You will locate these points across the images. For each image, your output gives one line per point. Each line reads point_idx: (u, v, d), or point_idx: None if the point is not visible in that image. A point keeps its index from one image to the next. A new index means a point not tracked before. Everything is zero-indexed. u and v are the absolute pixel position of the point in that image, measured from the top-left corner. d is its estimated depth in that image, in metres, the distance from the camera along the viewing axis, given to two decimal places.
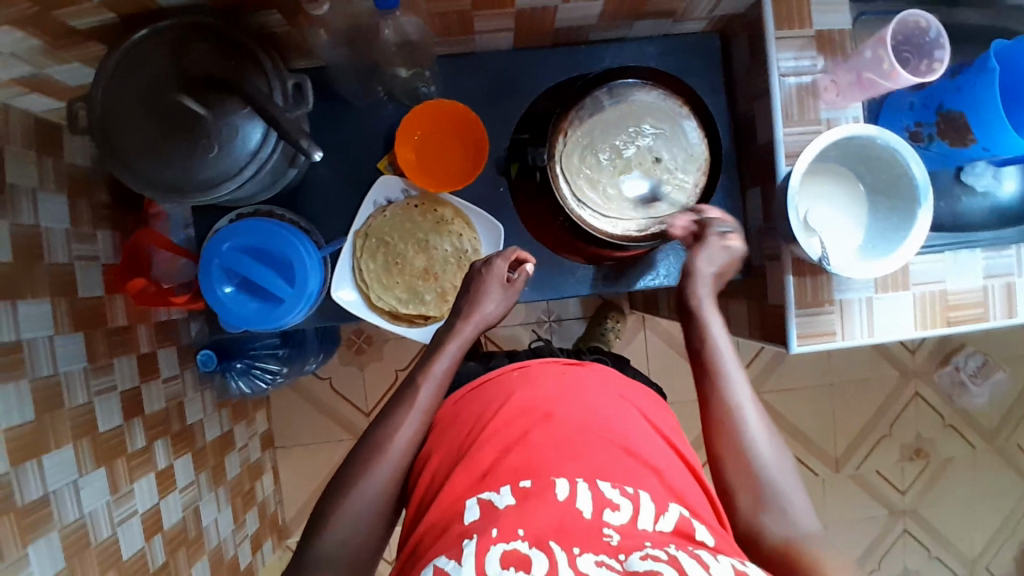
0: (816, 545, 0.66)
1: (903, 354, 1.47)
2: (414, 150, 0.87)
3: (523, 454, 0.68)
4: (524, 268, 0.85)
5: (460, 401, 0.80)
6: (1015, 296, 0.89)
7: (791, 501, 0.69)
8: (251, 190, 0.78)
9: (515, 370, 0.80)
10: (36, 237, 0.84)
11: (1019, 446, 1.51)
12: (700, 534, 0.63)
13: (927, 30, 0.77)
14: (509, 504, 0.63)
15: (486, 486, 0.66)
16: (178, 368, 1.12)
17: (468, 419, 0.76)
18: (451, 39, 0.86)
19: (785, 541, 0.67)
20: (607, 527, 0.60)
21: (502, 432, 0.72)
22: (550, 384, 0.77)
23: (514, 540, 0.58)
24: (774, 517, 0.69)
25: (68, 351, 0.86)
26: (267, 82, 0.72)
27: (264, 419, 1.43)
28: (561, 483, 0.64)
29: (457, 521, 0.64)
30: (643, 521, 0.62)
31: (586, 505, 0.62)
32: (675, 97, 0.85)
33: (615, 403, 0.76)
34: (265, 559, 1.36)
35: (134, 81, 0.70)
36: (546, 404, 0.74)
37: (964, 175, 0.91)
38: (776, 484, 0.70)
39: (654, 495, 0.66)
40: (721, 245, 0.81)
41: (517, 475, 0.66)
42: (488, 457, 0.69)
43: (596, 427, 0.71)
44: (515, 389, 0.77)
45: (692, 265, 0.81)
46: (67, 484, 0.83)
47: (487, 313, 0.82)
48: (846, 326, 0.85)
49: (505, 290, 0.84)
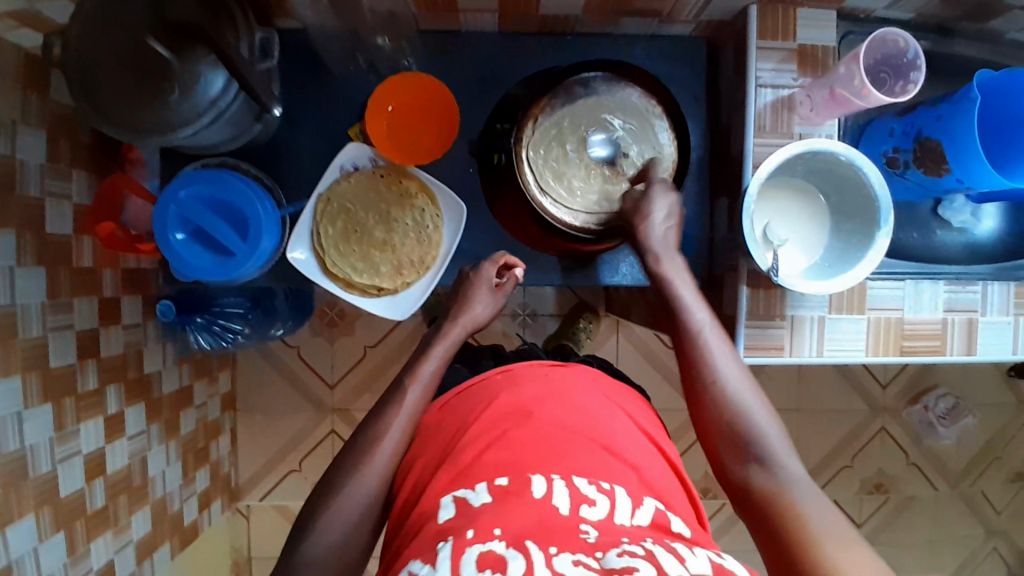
0: (801, 489, 0.64)
1: (875, 389, 1.45)
2: (386, 121, 0.87)
3: (502, 451, 0.67)
4: (512, 272, 0.89)
5: (444, 406, 0.79)
6: (975, 333, 0.87)
7: (772, 450, 0.67)
8: (213, 138, 0.80)
9: (498, 373, 0.80)
10: (11, 168, 0.83)
11: (980, 493, 1.49)
12: (675, 526, 0.63)
13: (906, 50, 0.75)
14: (484, 503, 0.61)
15: (463, 484, 0.65)
16: (142, 317, 1.12)
17: (450, 421, 0.75)
18: (435, 16, 0.86)
19: (768, 488, 0.65)
20: (585, 523, 0.59)
21: (481, 432, 0.70)
22: (532, 386, 0.76)
23: (490, 540, 0.56)
24: (757, 466, 0.67)
25: (28, 283, 0.86)
26: (236, 35, 0.73)
27: (227, 380, 1.44)
28: (538, 480, 0.63)
29: (433, 520, 0.62)
30: (621, 516, 0.61)
31: (563, 501, 0.61)
32: (650, 97, 0.86)
33: (596, 402, 0.75)
34: (212, 518, 1.37)
35: (108, 19, 0.70)
36: (527, 403, 0.73)
37: (942, 209, 0.90)
38: (757, 432, 0.69)
39: (630, 490, 0.65)
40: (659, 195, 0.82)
41: (496, 473, 0.65)
42: (468, 456, 0.67)
43: (578, 426, 0.70)
44: (498, 391, 0.75)
45: (645, 235, 0.80)
46: (11, 415, 0.83)
47: (476, 315, 0.85)
48: (795, 343, 0.85)
49: (494, 295, 0.87)
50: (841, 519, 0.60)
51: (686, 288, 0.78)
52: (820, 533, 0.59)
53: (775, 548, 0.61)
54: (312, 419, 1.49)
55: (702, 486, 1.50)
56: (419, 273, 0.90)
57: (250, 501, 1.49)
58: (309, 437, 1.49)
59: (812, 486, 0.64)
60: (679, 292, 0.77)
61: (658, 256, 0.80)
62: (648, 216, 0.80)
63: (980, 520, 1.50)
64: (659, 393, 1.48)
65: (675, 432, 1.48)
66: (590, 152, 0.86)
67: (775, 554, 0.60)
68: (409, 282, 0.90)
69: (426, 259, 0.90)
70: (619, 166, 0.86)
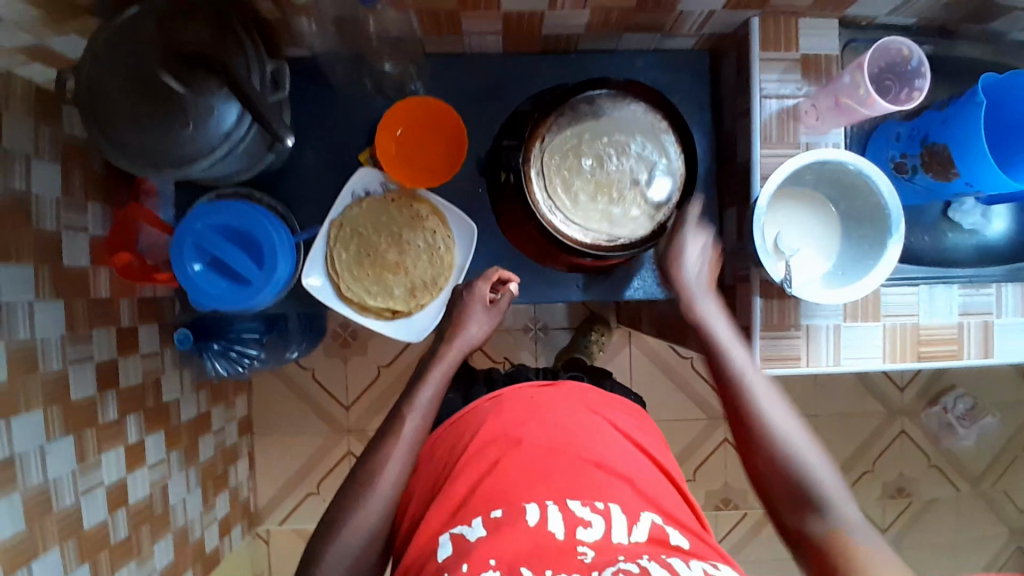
0: (863, 540, 0.66)
1: (892, 391, 1.45)
2: (395, 144, 0.88)
3: (493, 480, 0.67)
4: (507, 288, 0.87)
5: (439, 437, 0.79)
6: (991, 335, 0.87)
7: (829, 496, 0.69)
8: (227, 169, 0.81)
9: (487, 401, 0.79)
10: (26, 203, 0.84)
11: (1003, 493, 1.48)
12: (674, 539, 0.64)
13: (908, 58, 0.76)
14: (480, 537, 0.62)
15: (459, 520, 0.65)
16: (158, 345, 1.13)
17: (444, 454, 0.76)
18: (441, 39, 0.87)
19: (827, 535, 0.67)
20: (581, 545, 0.61)
21: (472, 464, 0.70)
22: (515, 412, 0.75)
23: (485, 572, 0.58)
24: (815, 515, 0.68)
25: (47, 317, 0.87)
26: (246, 63, 0.74)
27: (243, 404, 1.45)
28: (531, 508, 0.64)
29: (432, 559, 0.64)
30: (617, 535, 0.62)
31: (558, 526, 0.62)
32: (656, 112, 0.87)
33: (584, 419, 0.75)
34: (233, 543, 1.37)
35: (121, 53, 0.72)
36: (512, 430, 0.72)
37: (953, 211, 0.89)
38: (807, 473, 0.70)
39: (625, 505, 0.65)
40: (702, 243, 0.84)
41: (489, 505, 0.65)
42: (461, 490, 0.68)
43: (563, 447, 0.70)
44: (484, 420, 0.75)
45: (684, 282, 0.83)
46: (33, 449, 0.84)
47: (470, 335, 0.83)
48: (811, 352, 0.85)
49: (489, 311, 0.86)
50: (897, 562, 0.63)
51: (724, 329, 0.80)
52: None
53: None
54: (328, 440, 1.49)
55: (721, 496, 1.49)
56: (432, 294, 0.91)
57: (269, 525, 1.49)
58: (327, 457, 1.49)
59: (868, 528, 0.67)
60: (717, 334, 0.79)
61: (695, 301, 0.82)
62: (678, 254, 0.84)
63: (1004, 520, 1.48)
64: (675, 403, 1.47)
65: (691, 442, 1.48)
66: (649, 187, 0.87)
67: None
68: (422, 304, 0.90)
69: (439, 280, 0.91)
70: (664, 207, 0.87)
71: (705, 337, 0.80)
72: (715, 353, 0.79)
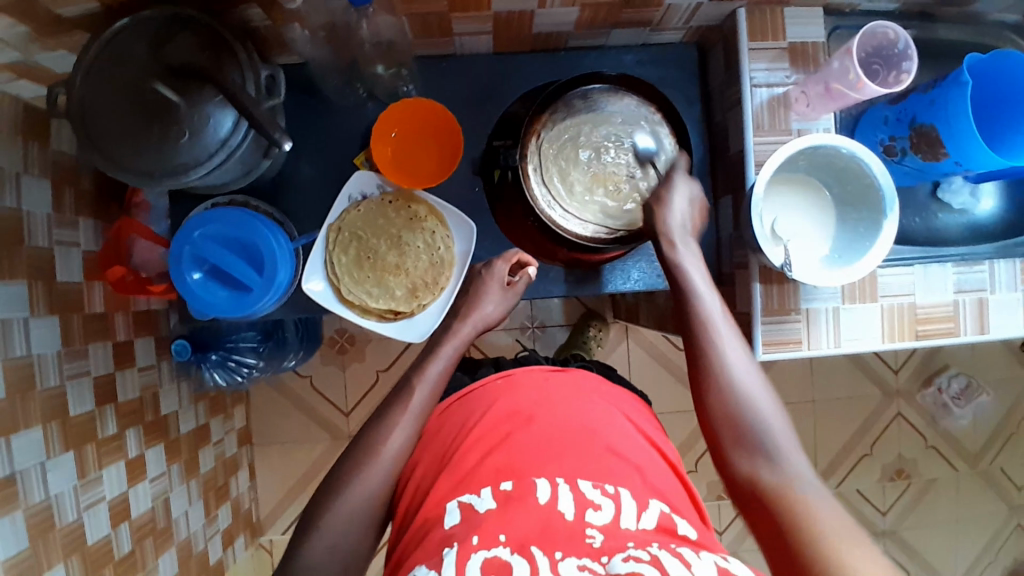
0: (812, 493, 0.65)
1: (887, 374, 1.46)
2: (390, 146, 0.88)
3: (504, 455, 0.68)
4: (526, 272, 0.89)
5: (444, 412, 0.79)
6: (986, 312, 0.88)
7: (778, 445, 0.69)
8: (222, 178, 0.81)
9: (498, 378, 0.79)
10: (17, 220, 0.83)
11: (1000, 470, 1.50)
12: (681, 529, 0.64)
13: (895, 41, 0.77)
14: (489, 509, 0.63)
15: (467, 489, 0.66)
16: (155, 358, 1.12)
17: (447, 431, 0.76)
18: (431, 40, 0.87)
19: (775, 484, 0.66)
20: (590, 528, 0.61)
21: (481, 438, 0.71)
22: (525, 393, 0.76)
23: (495, 547, 0.58)
24: (767, 463, 0.68)
25: (42, 334, 0.86)
26: (240, 73, 0.74)
27: (242, 415, 1.43)
28: (542, 484, 0.65)
29: (439, 526, 0.63)
30: (626, 520, 0.62)
31: (568, 506, 0.63)
32: (649, 106, 0.88)
33: (593, 404, 0.75)
34: (237, 555, 1.36)
35: (113, 66, 0.71)
36: (527, 408, 0.74)
37: (941, 191, 0.91)
38: (762, 424, 0.70)
39: (635, 493, 0.66)
40: (688, 189, 0.84)
41: (499, 477, 0.66)
42: (471, 461, 0.69)
43: (577, 432, 0.71)
44: (495, 399, 0.75)
45: (661, 226, 0.81)
46: (34, 465, 0.82)
47: (486, 314, 0.86)
48: (812, 335, 0.86)
49: (505, 293, 0.87)
50: (846, 521, 0.62)
51: (698, 274, 0.79)
52: (827, 542, 0.59)
53: (783, 552, 0.61)
54: (329, 447, 1.48)
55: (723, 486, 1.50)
56: (433, 294, 0.91)
57: (272, 535, 1.48)
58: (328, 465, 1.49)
59: (818, 486, 0.65)
60: (692, 278, 0.78)
61: (671, 242, 0.80)
62: (665, 202, 0.82)
63: (1002, 496, 1.50)
64: (675, 396, 1.48)
65: (692, 433, 1.48)
66: (634, 140, 0.87)
67: (779, 558, 0.61)
68: (424, 304, 0.90)
69: (439, 280, 0.91)
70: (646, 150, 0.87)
71: (678, 280, 0.79)
72: (683, 297, 0.78)
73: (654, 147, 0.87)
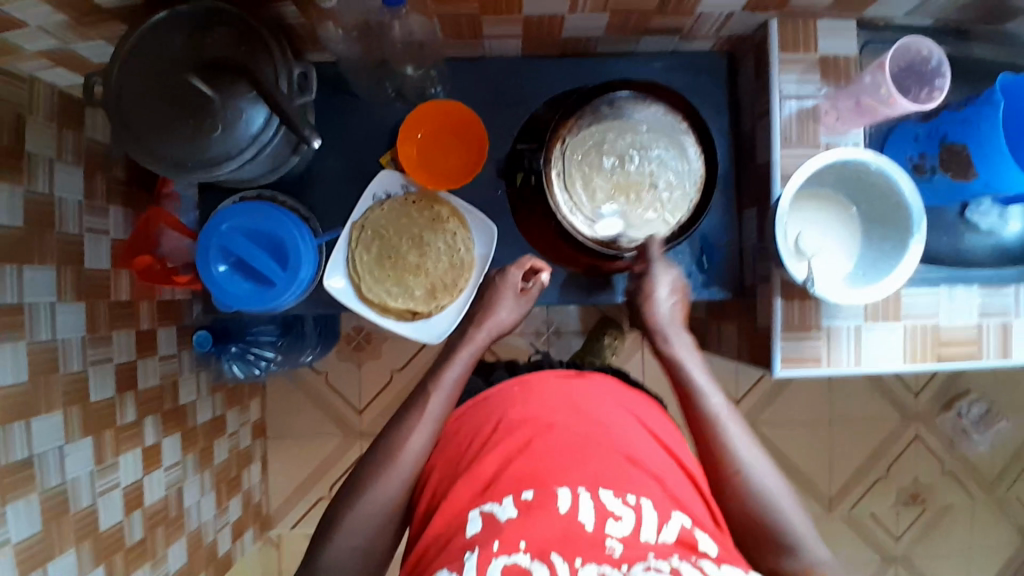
0: None
1: (906, 396, 1.44)
2: (416, 147, 0.89)
3: (525, 464, 0.68)
4: (537, 277, 0.88)
5: (461, 416, 0.79)
6: (1010, 339, 0.87)
7: (798, 537, 0.69)
8: (251, 172, 0.83)
9: (514, 383, 0.79)
10: (49, 206, 0.85)
11: (1019, 499, 1.47)
12: (703, 543, 0.63)
13: (928, 58, 0.77)
14: (511, 517, 0.63)
15: (490, 499, 0.66)
16: (176, 348, 1.13)
17: (466, 436, 0.76)
18: (461, 43, 0.88)
19: None
20: (610, 539, 0.60)
21: (502, 444, 0.71)
22: (544, 399, 0.75)
23: (515, 553, 0.58)
24: (789, 557, 0.68)
25: (68, 319, 0.87)
26: (274, 70, 0.75)
27: (257, 407, 1.45)
28: (563, 494, 0.64)
29: (461, 533, 0.64)
30: (647, 532, 0.62)
31: (588, 516, 0.62)
32: (676, 114, 0.88)
33: (612, 413, 0.75)
34: (245, 547, 1.37)
35: (151, 59, 0.73)
36: (547, 416, 0.73)
37: (970, 213, 0.89)
38: (780, 516, 0.70)
39: (656, 504, 0.65)
40: (671, 276, 0.87)
41: (520, 486, 0.66)
42: (491, 469, 0.69)
43: (597, 441, 0.70)
44: (513, 405, 0.75)
45: (654, 318, 0.86)
46: (52, 450, 0.84)
47: (501, 319, 0.85)
48: (832, 355, 0.85)
49: (518, 299, 0.87)
50: None
51: (697, 366, 0.81)
52: None
53: None
54: (340, 444, 1.49)
55: None
56: (452, 295, 0.91)
57: (281, 529, 1.49)
58: (340, 461, 1.49)
59: None
60: (692, 374, 0.80)
61: (667, 335, 0.84)
62: (650, 295, 0.87)
63: (1019, 526, 1.48)
64: None
65: None
66: (655, 150, 0.87)
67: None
68: (443, 306, 0.91)
69: (459, 282, 0.92)
70: (665, 161, 0.87)
71: (681, 378, 0.81)
72: (688, 395, 0.79)
73: (616, 234, 0.87)
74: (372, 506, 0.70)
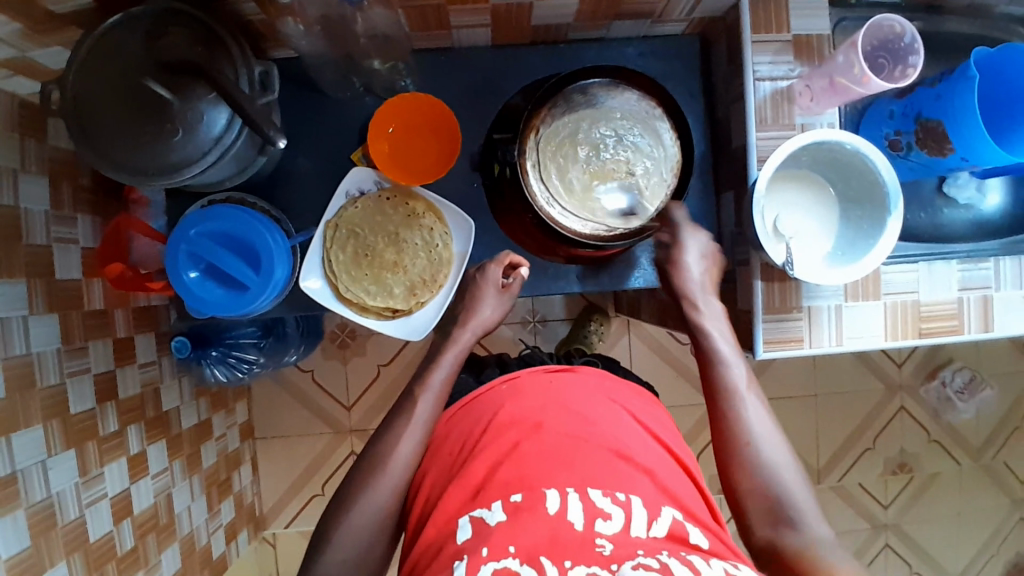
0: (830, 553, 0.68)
1: (891, 368, 1.46)
2: (388, 142, 0.87)
3: (515, 466, 0.67)
4: (517, 273, 0.88)
5: (451, 417, 0.78)
6: (990, 309, 0.87)
7: (799, 511, 0.71)
8: (218, 176, 0.81)
9: (504, 382, 0.78)
10: (15, 217, 0.82)
11: (1003, 464, 1.50)
12: (693, 536, 0.64)
13: (902, 35, 0.76)
14: (499, 521, 0.62)
15: (479, 503, 0.65)
16: (155, 354, 1.12)
17: (455, 438, 0.75)
18: (429, 33, 0.86)
19: (798, 545, 0.69)
20: (600, 538, 0.61)
21: (491, 446, 0.70)
22: (533, 397, 0.75)
23: (505, 558, 0.58)
24: (789, 529, 0.71)
25: (41, 331, 0.85)
26: (234, 69, 0.73)
27: (244, 409, 1.44)
28: (552, 495, 0.64)
29: (451, 541, 0.64)
30: (636, 528, 0.62)
31: (577, 516, 0.62)
32: (649, 100, 0.86)
33: (602, 409, 0.75)
34: (240, 548, 1.37)
35: (108, 63, 0.71)
36: (535, 414, 0.72)
37: (947, 186, 0.90)
38: (784, 488, 0.73)
39: (646, 500, 0.65)
40: (700, 251, 0.88)
41: (509, 489, 0.65)
42: (481, 472, 0.68)
43: (585, 437, 0.70)
44: (503, 404, 0.75)
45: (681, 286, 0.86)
46: (35, 464, 0.82)
47: (484, 318, 0.84)
48: (814, 334, 0.85)
49: (500, 296, 0.86)
50: None
51: (721, 340, 0.83)
52: None
53: None
54: (330, 441, 1.49)
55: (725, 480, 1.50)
56: (432, 291, 0.90)
57: (275, 528, 1.48)
58: (330, 458, 1.49)
59: (836, 547, 0.68)
60: (716, 344, 0.82)
61: (695, 304, 0.85)
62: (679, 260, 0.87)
63: (1004, 490, 1.50)
64: (677, 391, 1.47)
65: (695, 427, 1.48)
66: (631, 135, 0.85)
67: None
68: (423, 301, 0.90)
69: (439, 277, 0.91)
70: (641, 146, 0.85)
71: (704, 346, 0.83)
72: (709, 363, 0.82)
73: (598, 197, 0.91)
74: (357, 511, 0.69)
